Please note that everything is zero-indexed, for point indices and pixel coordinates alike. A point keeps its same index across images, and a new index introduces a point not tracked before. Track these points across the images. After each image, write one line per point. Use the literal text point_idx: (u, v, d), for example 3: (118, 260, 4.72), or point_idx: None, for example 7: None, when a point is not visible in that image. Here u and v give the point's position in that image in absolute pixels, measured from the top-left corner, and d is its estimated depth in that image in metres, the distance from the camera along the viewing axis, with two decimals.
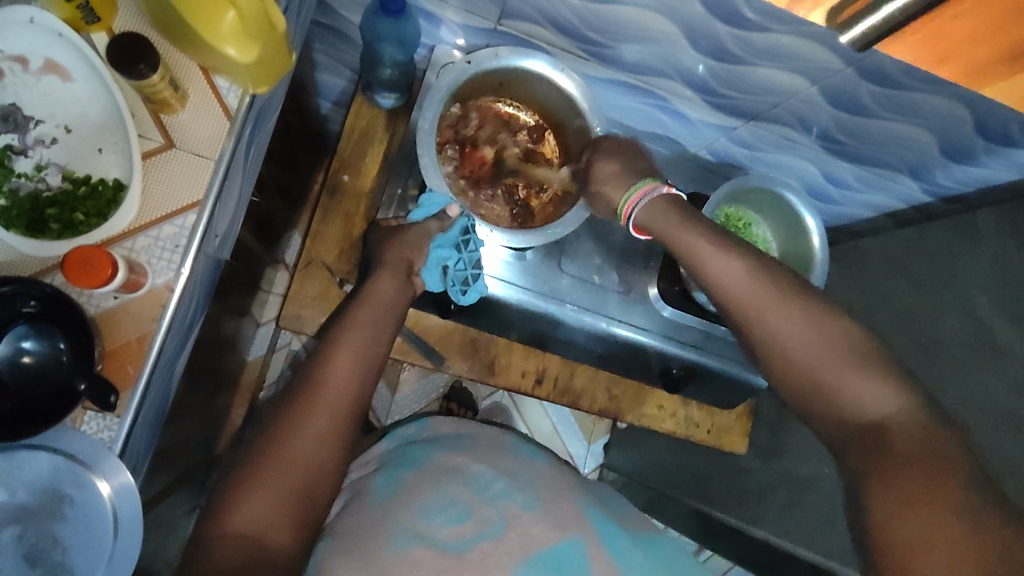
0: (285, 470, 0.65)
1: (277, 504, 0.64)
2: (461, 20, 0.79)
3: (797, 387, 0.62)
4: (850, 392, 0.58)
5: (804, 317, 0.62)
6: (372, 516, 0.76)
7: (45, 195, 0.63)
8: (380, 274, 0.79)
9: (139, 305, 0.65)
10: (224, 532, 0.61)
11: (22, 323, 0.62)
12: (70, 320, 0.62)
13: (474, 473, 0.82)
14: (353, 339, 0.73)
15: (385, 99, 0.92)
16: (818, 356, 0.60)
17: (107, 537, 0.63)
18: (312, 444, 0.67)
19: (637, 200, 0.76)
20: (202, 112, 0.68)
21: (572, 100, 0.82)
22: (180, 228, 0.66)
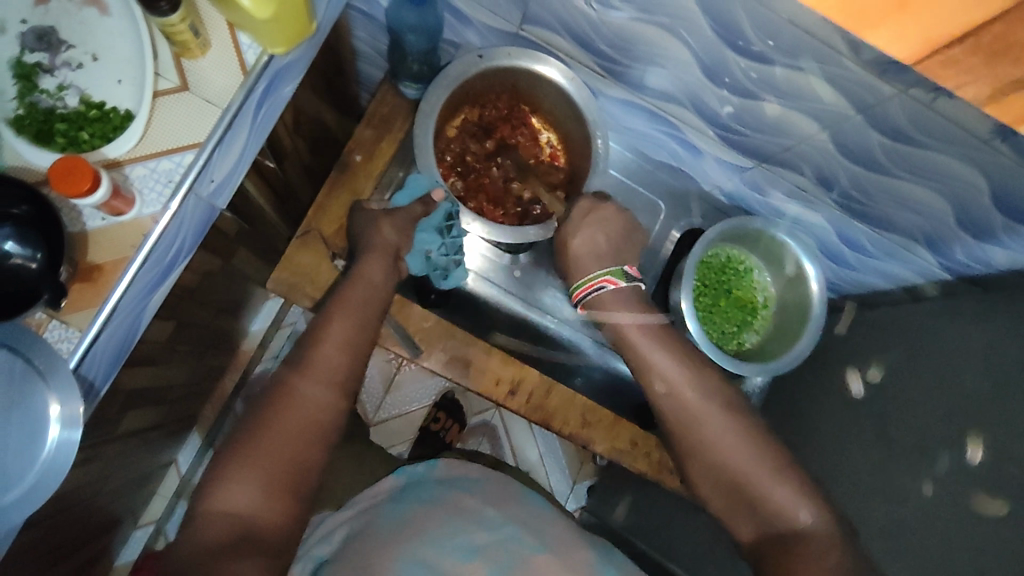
0: (278, 447, 0.64)
1: (268, 483, 0.63)
2: (484, 21, 0.82)
3: (710, 478, 0.73)
4: (775, 495, 0.68)
5: (744, 438, 0.72)
6: (379, 540, 0.76)
7: (59, 113, 0.67)
8: (368, 250, 0.82)
9: (122, 229, 0.68)
10: (213, 511, 0.60)
11: (8, 225, 0.63)
12: (52, 231, 0.64)
13: (478, 513, 0.82)
14: (351, 321, 0.75)
15: (408, 89, 0.96)
16: (755, 466, 0.70)
17: (37, 448, 0.64)
18: (303, 422, 0.67)
19: (593, 288, 0.83)
20: (217, 61, 0.71)
21: (581, 111, 0.82)
22: (177, 164, 0.69)
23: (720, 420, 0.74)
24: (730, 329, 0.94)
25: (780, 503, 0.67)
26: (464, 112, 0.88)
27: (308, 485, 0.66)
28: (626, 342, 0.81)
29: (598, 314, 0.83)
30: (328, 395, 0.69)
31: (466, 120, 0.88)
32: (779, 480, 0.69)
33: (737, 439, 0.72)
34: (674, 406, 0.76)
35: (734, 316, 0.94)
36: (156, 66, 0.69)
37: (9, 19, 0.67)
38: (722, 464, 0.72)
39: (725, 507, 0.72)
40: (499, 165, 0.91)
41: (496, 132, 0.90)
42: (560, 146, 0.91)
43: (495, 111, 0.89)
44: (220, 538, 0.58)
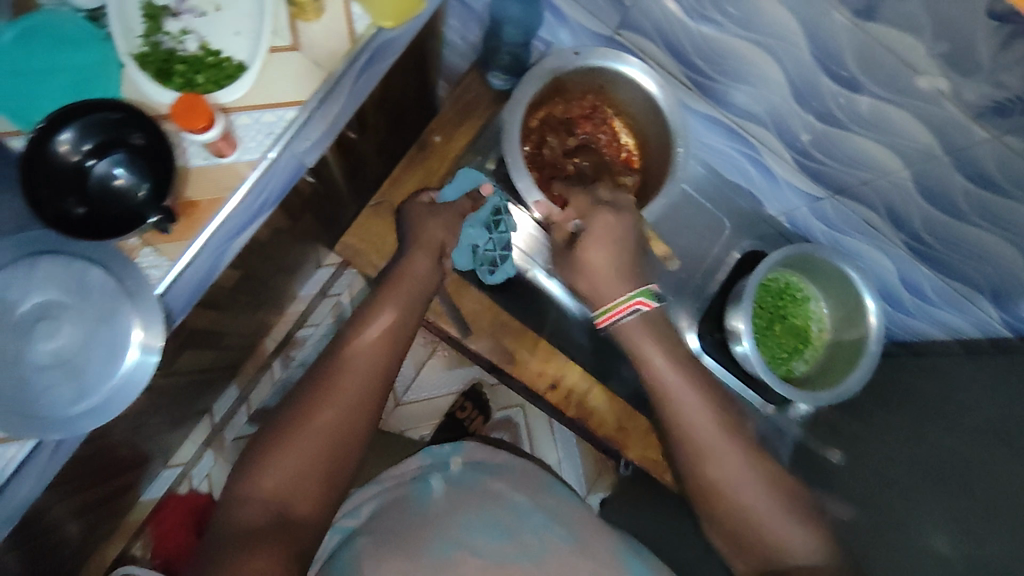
0: (308, 439, 0.66)
1: (301, 470, 0.64)
2: (582, 20, 0.84)
3: (721, 513, 0.74)
4: (778, 528, 0.70)
5: (747, 471, 0.74)
6: (412, 519, 0.78)
7: (178, 54, 0.71)
8: (411, 252, 0.83)
9: (221, 171, 0.71)
10: (247, 501, 0.63)
11: (122, 151, 0.66)
12: (159, 161, 0.66)
13: (506, 503, 0.83)
14: (386, 319, 0.75)
15: (496, 80, 0.99)
16: (756, 502, 0.72)
17: (118, 363, 0.67)
18: (334, 415, 0.68)
19: (624, 311, 0.79)
20: (328, 27, 0.75)
21: (666, 120, 0.82)
22: (278, 119, 0.72)
23: (725, 456, 0.74)
24: (779, 355, 0.93)
25: (788, 542, 0.69)
26: (553, 105, 0.88)
27: (344, 474, 0.67)
28: (653, 375, 0.79)
29: (630, 340, 0.80)
30: (361, 389, 0.70)
31: (554, 112, 0.88)
32: (788, 517, 0.71)
33: (750, 478, 0.73)
34: (690, 438, 0.76)
35: (786, 343, 0.93)
36: (272, 24, 0.73)
37: None
38: (738, 498, 0.73)
39: (729, 542, 0.74)
40: (577, 163, 0.89)
41: (577, 130, 0.90)
42: (636, 151, 0.89)
43: (579, 109, 0.89)
44: (257, 523, 0.61)
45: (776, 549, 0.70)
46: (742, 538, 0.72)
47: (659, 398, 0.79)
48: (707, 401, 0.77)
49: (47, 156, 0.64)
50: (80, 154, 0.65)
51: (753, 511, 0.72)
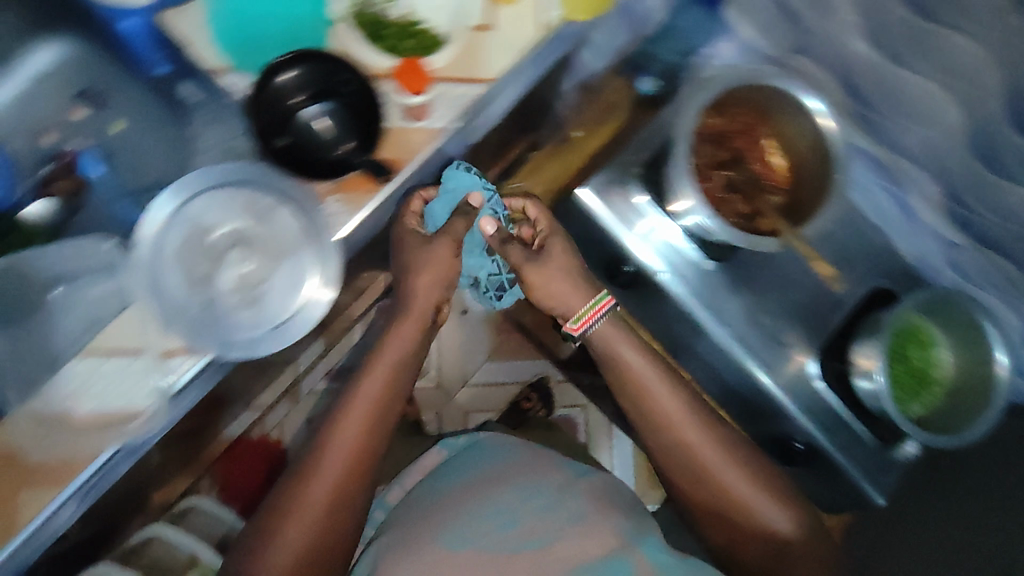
0: (310, 498, 0.73)
1: (305, 525, 0.72)
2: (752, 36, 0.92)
3: (695, 493, 0.82)
4: (762, 516, 0.79)
5: (718, 453, 0.81)
6: (419, 515, 0.86)
7: (385, 20, 0.73)
8: (421, 272, 0.81)
9: (413, 132, 0.76)
10: (264, 559, 0.70)
11: (333, 101, 0.70)
12: (368, 115, 0.72)
13: (512, 482, 0.87)
14: (383, 367, 0.79)
15: (646, 84, 0.98)
16: (730, 482, 0.80)
17: (296, 297, 0.72)
18: (336, 470, 0.74)
19: (597, 316, 0.82)
20: (523, 13, 0.78)
21: (828, 147, 0.81)
22: (466, 93, 0.77)
23: (696, 438, 0.81)
24: (901, 391, 0.90)
25: (766, 521, 0.79)
26: (713, 118, 0.88)
27: (344, 528, 0.75)
28: (627, 371, 0.83)
29: (602, 344, 0.84)
30: (359, 446, 0.76)
31: (714, 124, 0.88)
32: (761, 499, 0.80)
33: (719, 455, 0.81)
34: (670, 432, 0.82)
35: (905, 380, 0.90)
36: (473, 3, 0.76)
37: None
38: (722, 489, 0.80)
39: (708, 516, 0.82)
40: (728, 177, 0.89)
41: (731, 145, 0.89)
42: (784, 172, 0.87)
43: (733, 125, 0.88)
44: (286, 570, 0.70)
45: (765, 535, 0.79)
46: (732, 531, 0.81)
47: (632, 398, 0.84)
48: (691, 406, 0.83)
49: (271, 94, 0.70)
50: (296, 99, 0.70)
51: (726, 489, 0.80)
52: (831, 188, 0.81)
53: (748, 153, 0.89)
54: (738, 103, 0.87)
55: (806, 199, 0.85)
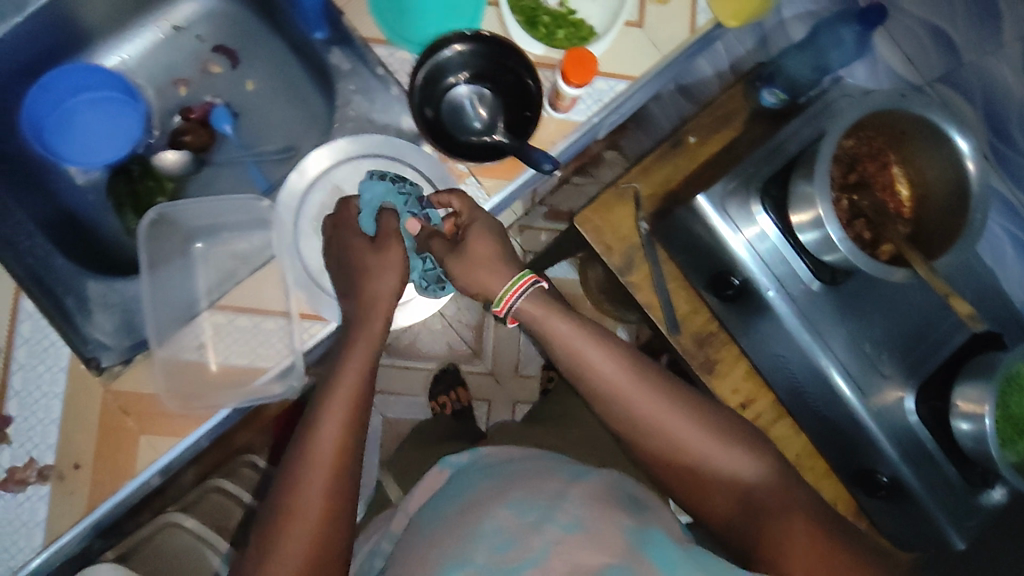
0: (327, 451, 0.56)
1: (334, 477, 0.55)
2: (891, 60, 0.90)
3: (687, 490, 0.63)
4: (718, 461, 0.62)
5: (687, 415, 0.63)
6: (419, 545, 0.62)
7: (544, 7, 0.74)
8: (381, 274, 0.64)
9: (553, 123, 0.74)
10: (298, 514, 0.54)
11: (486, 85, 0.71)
12: (518, 102, 0.71)
13: (505, 497, 0.61)
14: (388, 308, 0.64)
15: (769, 96, 0.97)
16: (717, 456, 0.62)
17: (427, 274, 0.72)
18: (341, 424, 0.58)
19: (516, 295, 0.65)
20: (676, 13, 0.78)
21: (965, 182, 0.80)
22: (609, 88, 0.75)
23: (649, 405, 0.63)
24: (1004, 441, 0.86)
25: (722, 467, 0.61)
26: (849, 140, 0.87)
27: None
28: (564, 351, 0.65)
29: (535, 329, 0.66)
30: (362, 387, 0.60)
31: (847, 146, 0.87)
32: (717, 442, 0.62)
33: (689, 420, 0.63)
34: (637, 424, 0.63)
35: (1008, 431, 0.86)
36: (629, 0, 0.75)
37: None
38: (708, 469, 0.62)
39: (700, 504, 0.63)
40: (853, 201, 0.87)
41: (860, 169, 0.88)
42: (909, 203, 0.87)
43: (866, 148, 0.88)
44: (318, 531, 0.53)
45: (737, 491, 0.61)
46: (684, 479, 0.63)
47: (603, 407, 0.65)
48: (676, 398, 0.64)
49: (433, 67, 0.69)
50: (456, 74, 0.70)
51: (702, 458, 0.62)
52: (965, 226, 0.79)
53: (877, 180, 0.88)
54: (870, 128, 0.87)
55: (931, 232, 0.84)
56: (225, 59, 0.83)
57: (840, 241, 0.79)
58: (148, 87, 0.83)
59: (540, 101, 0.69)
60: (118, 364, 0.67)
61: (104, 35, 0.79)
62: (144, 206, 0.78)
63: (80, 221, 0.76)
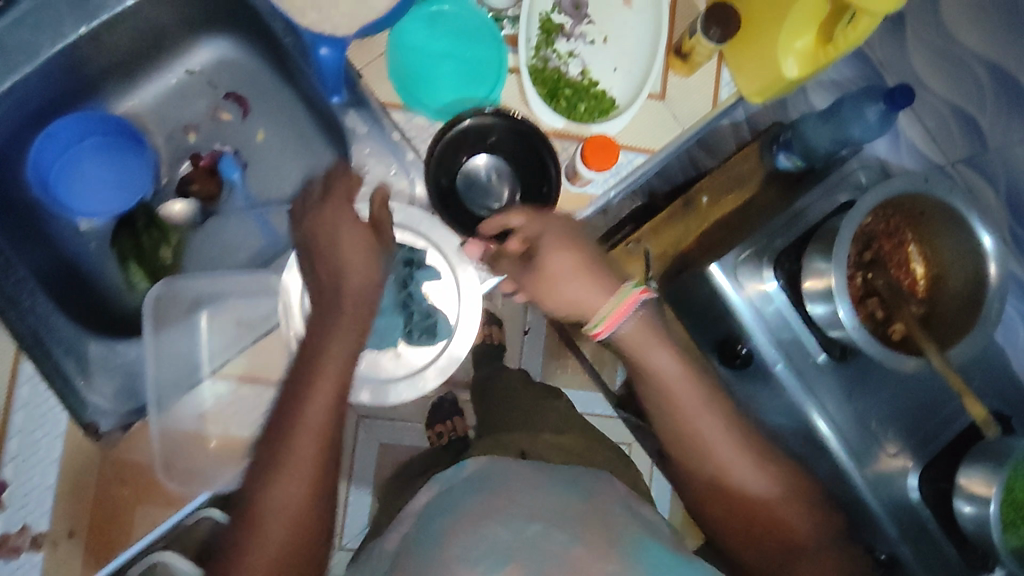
0: (303, 455, 0.58)
1: (310, 481, 0.58)
2: (914, 137, 0.88)
3: (707, 488, 0.67)
4: (741, 471, 0.66)
5: (710, 411, 0.67)
6: (412, 557, 0.61)
7: (565, 77, 0.73)
8: (349, 269, 0.62)
9: (567, 196, 0.72)
10: (269, 517, 0.56)
11: (504, 158, 0.71)
12: (538, 172, 0.70)
13: (500, 512, 0.61)
14: (359, 306, 0.63)
15: (785, 160, 0.96)
16: (729, 448, 0.66)
17: (431, 347, 0.70)
18: (317, 427, 0.59)
19: (623, 313, 0.64)
20: (699, 86, 0.75)
21: (981, 269, 0.80)
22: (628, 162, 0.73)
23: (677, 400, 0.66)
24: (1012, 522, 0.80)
25: (739, 473, 0.66)
26: (869, 220, 0.86)
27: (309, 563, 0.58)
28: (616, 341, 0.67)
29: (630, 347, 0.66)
30: (339, 391, 0.60)
31: (865, 226, 0.86)
32: (736, 449, 0.66)
33: (714, 417, 0.66)
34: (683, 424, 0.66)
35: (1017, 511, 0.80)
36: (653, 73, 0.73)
37: None
38: (726, 470, 0.66)
39: (713, 496, 0.67)
40: (867, 279, 0.87)
41: (876, 247, 0.87)
42: (923, 282, 0.86)
43: (883, 225, 0.86)
44: (292, 535, 0.56)
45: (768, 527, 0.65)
46: (727, 510, 0.66)
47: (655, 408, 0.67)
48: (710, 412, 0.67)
49: (455, 137, 0.69)
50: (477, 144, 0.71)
51: (721, 450, 0.66)
52: (981, 313, 0.79)
53: (894, 260, 0.87)
54: (889, 208, 0.85)
55: (949, 317, 0.84)
56: (236, 107, 0.82)
57: (851, 328, 0.78)
58: (155, 133, 0.81)
59: (557, 177, 0.69)
60: (117, 429, 0.67)
61: (113, 80, 0.77)
62: (150, 258, 0.77)
63: (82, 273, 0.75)
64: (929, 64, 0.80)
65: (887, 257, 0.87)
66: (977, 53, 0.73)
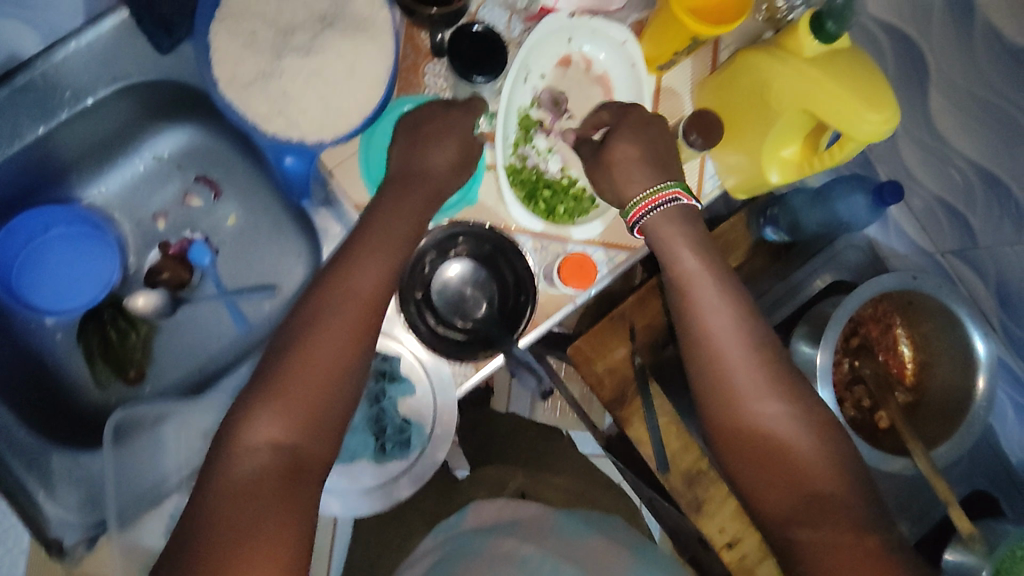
0: (305, 383, 0.54)
1: (288, 426, 0.53)
2: (902, 218, 0.87)
3: (740, 439, 0.62)
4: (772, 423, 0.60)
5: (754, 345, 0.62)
6: None
7: (544, 175, 0.71)
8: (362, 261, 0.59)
9: (545, 297, 0.69)
10: (243, 451, 0.51)
11: (476, 265, 0.70)
12: (512, 284, 0.69)
13: (518, 554, 0.62)
14: (365, 300, 0.57)
15: (772, 234, 0.90)
16: (767, 392, 0.61)
17: (400, 464, 0.68)
18: (321, 367, 0.54)
19: (652, 206, 0.64)
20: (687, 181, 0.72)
21: (970, 362, 0.79)
22: (608, 259, 0.72)
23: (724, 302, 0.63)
24: None
25: (767, 430, 0.60)
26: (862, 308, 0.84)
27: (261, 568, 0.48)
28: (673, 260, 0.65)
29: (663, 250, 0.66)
30: (348, 342, 0.56)
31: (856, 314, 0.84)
32: (771, 399, 0.61)
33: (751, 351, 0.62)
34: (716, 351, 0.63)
35: None
36: None
37: (533, 71, 0.70)
38: (761, 432, 0.61)
39: (743, 461, 0.61)
40: (853, 366, 0.85)
41: (865, 334, 0.85)
42: (911, 371, 0.85)
43: (871, 310, 0.85)
44: (251, 474, 0.50)
45: (803, 484, 0.59)
46: (764, 463, 0.60)
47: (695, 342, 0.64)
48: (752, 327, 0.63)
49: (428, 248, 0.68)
50: (454, 248, 0.69)
51: (753, 399, 0.61)
52: (964, 419, 0.78)
53: (884, 349, 0.85)
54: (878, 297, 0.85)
55: (940, 411, 0.82)
56: (206, 191, 0.79)
57: (839, 430, 0.76)
58: (124, 221, 0.78)
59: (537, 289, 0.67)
60: (81, 545, 0.65)
61: (79, 171, 0.75)
62: (118, 355, 0.75)
63: (49, 373, 0.72)
64: (917, 156, 0.78)
65: (878, 346, 0.86)
66: (964, 153, 0.70)
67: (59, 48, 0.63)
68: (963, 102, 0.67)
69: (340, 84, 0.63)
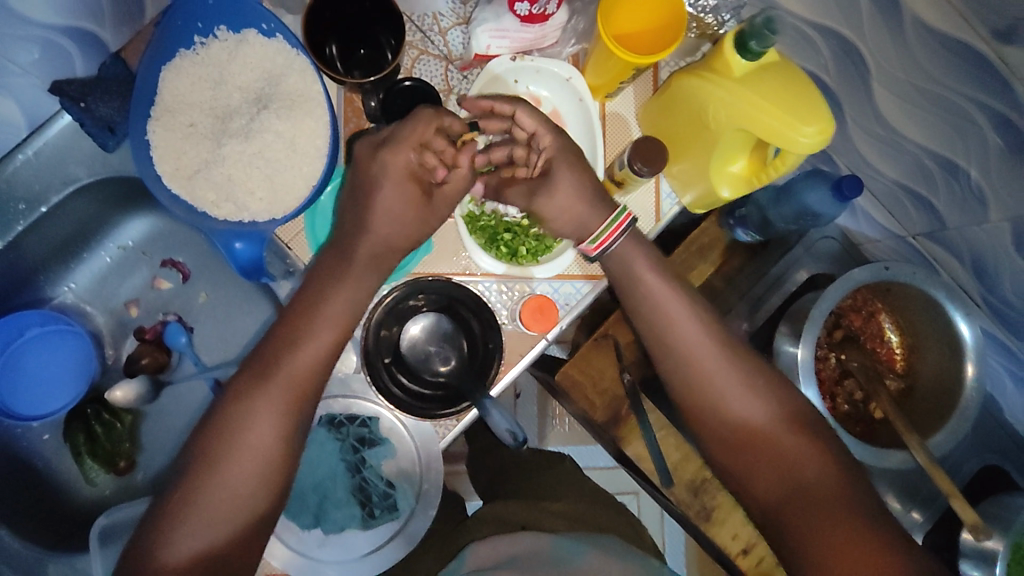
0: (241, 446, 0.56)
1: (224, 488, 0.56)
2: (867, 204, 0.85)
3: (712, 424, 0.63)
4: (732, 401, 0.63)
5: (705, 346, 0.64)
6: None
7: (503, 218, 0.71)
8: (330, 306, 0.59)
9: (514, 337, 0.69)
10: (172, 524, 0.54)
11: (445, 321, 0.69)
12: (483, 330, 0.68)
13: None
14: (305, 367, 0.59)
15: (744, 235, 0.89)
16: (718, 386, 0.63)
17: (391, 526, 0.67)
18: (259, 431, 0.57)
19: (615, 233, 0.65)
20: (642, 204, 0.72)
21: (959, 345, 0.75)
22: (576, 291, 0.71)
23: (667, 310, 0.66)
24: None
25: (732, 411, 0.63)
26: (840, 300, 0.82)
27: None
28: (627, 268, 0.66)
29: (624, 266, 0.66)
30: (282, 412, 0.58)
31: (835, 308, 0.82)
32: (734, 376, 0.63)
33: (705, 337, 0.64)
34: (677, 348, 0.65)
35: None
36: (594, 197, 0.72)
37: None
38: (727, 407, 0.63)
39: (721, 445, 0.63)
40: (841, 360, 0.83)
41: (847, 325, 0.84)
42: (901, 354, 0.83)
43: (850, 301, 0.83)
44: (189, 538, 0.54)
45: (787, 469, 0.60)
46: (750, 453, 0.62)
47: (655, 341, 0.66)
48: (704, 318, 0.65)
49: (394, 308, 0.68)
50: (415, 305, 0.68)
51: (715, 381, 0.63)
52: (956, 407, 0.75)
53: (869, 338, 0.84)
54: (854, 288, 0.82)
55: (936, 398, 0.78)
56: (175, 274, 0.80)
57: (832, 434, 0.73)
58: (97, 313, 0.79)
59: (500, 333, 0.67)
60: None
61: (47, 272, 0.76)
62: (105, 449, 0.75)
63: (40, 474, 0.74)
64: (870, 145, 0.77)
65: (862, 335, 0.84)
66: (914, 139, 0.70)
67: (7, 164, 0.65)
68: (905, 91, 0.67)
69: (282, 162, 0.65)
